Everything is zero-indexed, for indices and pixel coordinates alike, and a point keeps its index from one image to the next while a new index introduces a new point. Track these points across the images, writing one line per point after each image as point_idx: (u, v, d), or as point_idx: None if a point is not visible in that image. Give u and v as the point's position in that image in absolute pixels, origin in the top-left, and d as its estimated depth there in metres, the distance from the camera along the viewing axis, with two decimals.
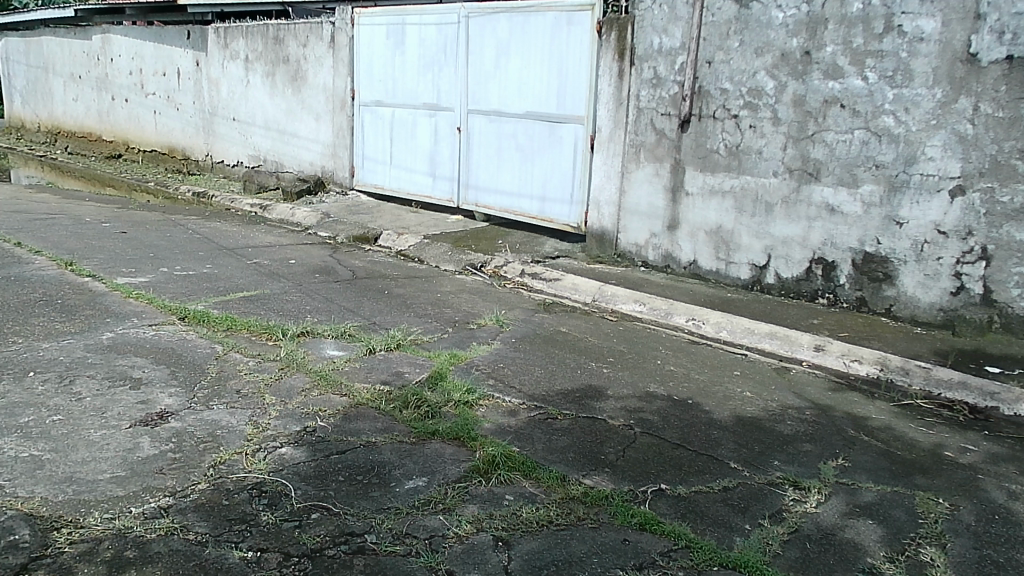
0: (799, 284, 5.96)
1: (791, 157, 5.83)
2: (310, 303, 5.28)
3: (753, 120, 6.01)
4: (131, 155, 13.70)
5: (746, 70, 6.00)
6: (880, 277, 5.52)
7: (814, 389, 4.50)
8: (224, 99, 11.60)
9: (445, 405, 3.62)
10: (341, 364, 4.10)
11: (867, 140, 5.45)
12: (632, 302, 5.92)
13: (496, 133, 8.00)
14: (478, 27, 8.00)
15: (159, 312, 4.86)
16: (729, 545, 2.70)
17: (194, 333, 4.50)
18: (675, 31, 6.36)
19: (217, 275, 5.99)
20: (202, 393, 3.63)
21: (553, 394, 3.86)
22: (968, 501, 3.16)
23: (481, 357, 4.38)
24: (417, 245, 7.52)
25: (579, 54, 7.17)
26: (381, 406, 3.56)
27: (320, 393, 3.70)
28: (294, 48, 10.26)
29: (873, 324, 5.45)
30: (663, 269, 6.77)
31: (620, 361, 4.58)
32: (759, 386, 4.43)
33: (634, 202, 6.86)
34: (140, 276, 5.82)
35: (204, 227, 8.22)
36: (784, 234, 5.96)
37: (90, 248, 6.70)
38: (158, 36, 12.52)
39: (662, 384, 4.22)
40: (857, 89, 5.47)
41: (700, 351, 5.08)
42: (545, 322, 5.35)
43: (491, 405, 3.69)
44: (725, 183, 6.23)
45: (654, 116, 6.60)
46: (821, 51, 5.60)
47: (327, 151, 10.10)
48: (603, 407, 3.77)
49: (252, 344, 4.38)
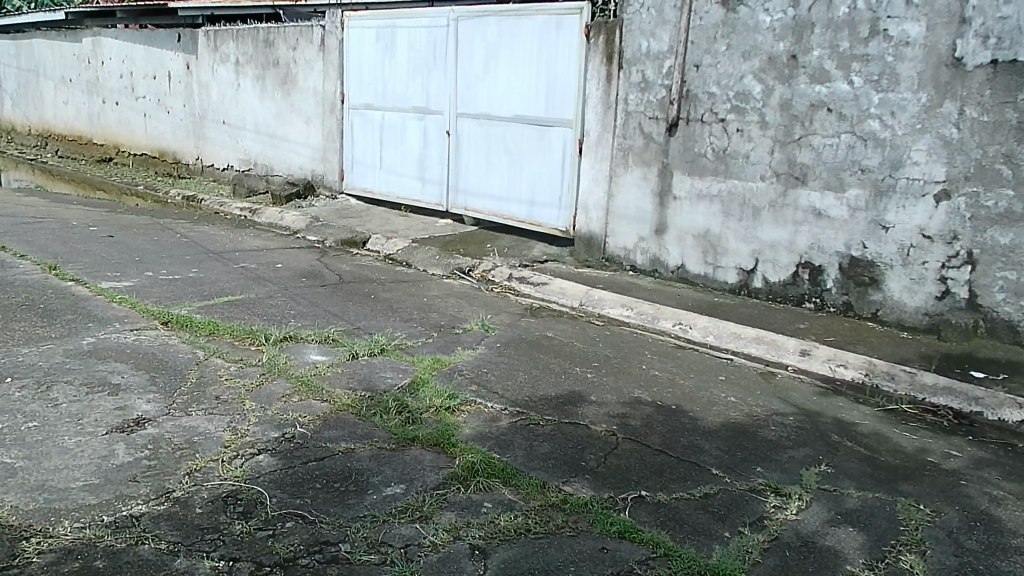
0: (786, 288, 5.96)
1: (778, 161, 5.83)
2: (295, 308, 5.25)
3: (739, 124, 6.01)
4: (121, 159, 13.66)
5: (733, 74, 6.01)
6: (866, 281, 5.53)
7: (799, 394, 4.50)
8: (215, 102, 11.56)
9: (427, 411, 3.60)
10: (323, 369, 4.08)
11: (854, 144, 5.45)
12: (619, 306, 5.91)
13: (485, 137, 7.99)
14: (467, 31, 8.00)
15: (142, 317, 4.84)
16: (708, 553, 2.68)
17: (177, 338, 4.47)
18: (663, 35, 6.37)
19: (202, 280, 5.96)
20: (181, 399, 3.60)
21: (536, 400, 3.84)
22: (951, 507, 3.16)
23: (465, 362, 4.36)
24: (405, 249, 7.50)
25: (568, 57, 7.17)
26: (361, 413, 3.53)
27: (301, 399, 3.68)
28: (284, 52, 10.24)
29: (859, 328, 5.46)
30: (651, 273, 6.77)
31: (604, 366, 4.57)
32: (745, 391, 4.43)
33: (623, 206, 6.86)
34: (125, 280, 5.79)
35: (192, 231, 8.19)
36: (771, 238, 5.96)
37: (76, 252, 6.68)
38: (149, 39, 12.50)
39: (647, 390, 4.20)
40: (843, 93, 5.47)
41: (686, 356, 5.07)
42: (530, 327, 5.33)
43: (473, 410, 3.67)
44: (712, 187, 6.23)
45: (642, 119, 6.60)
46: (808, 55, 5.60)
47: (317, 155, 10.07)
48: (586, 413, 3.75)
49: (235, 348, 4.35)
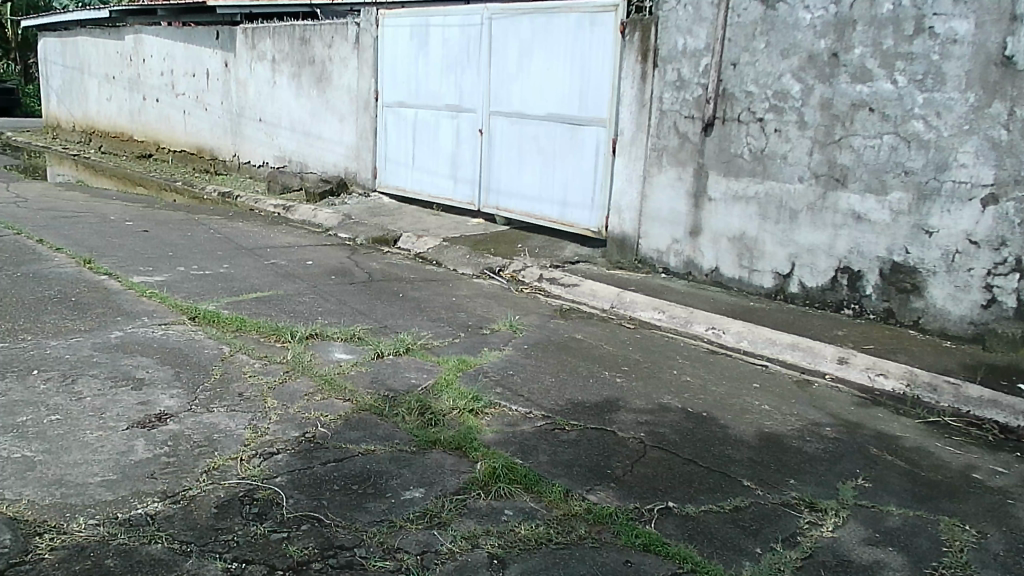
0: (824, 293, 5.81)
1: (818, 163, 5.69)
2: (322, 305, 5.23)
3: (778, 124, 5.87)
4: (161, 155, 13.85)
5: (772, 73, 5.87)
6: (908, 288, 5.37)
7: (836, 404, 4.36)
8: (251, 99, 11.66)
9: (450, 412, 3.53)
10: (347, 368, 4.04)
11: (896, 145, 5.29)
12: (651, 310, 5.80)
13: (518, 136, 7.93)
14: (501, 28, 7.94)
15: (170, 312, 4.85)
16: (737, 570, 2.57)
17: (203, 333, 4.47)
18: (700, 32, 6.25)
19: (232, 275, 5.97)
20: (204, 396, 3.58)
21: (562, 405, 3.74)
22: (997, 528, 3.00)
23: (491, 363, 4.29)
24: (435, 248, 7.45)
25: (602, 55, 7.07)
26: (384, 413, 3.48)
27: (324, 397, 3.64)
28: (320, 49, 10.28)
29: (900, 336, 5.30)
30: (685, 276, 6.65)
31: (634, 370, 4.47)
32: (780, 398, 4.31)
33: (656, 207, 6.75)
34: (156, 275, 5.82)
35: (226, 227, 8.24)
36: (809, 242, 5.82)
37: (110, 246, 6.75)
38: (188, 37, 12.67)
39: (677, 396, 4.09)
40: (886, 93, 5.30)
41: (719, 361, 4.95)
42: (559, 328, 5.25)
43: (497, 412, 3.58)
44: (749, 189, 6.10)
45: (677, 118, 6.48)
46: (850, 53, 5.44)
47: (351, 152, 10.09)
48: (614, 418, 3.65)
49: (260, 345, 4.34)
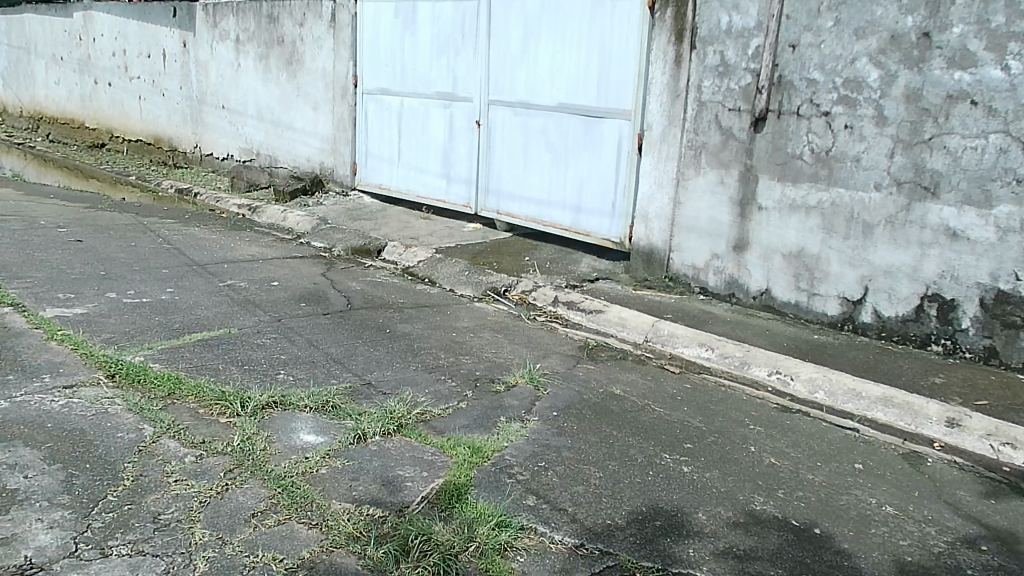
0: (905, 325, 4.71)
1: (900, 167, 4.58)
2: (287, 351, 4.06)
3: (850, 119, 4.76)
4: (115, 144, 12.50)
5: (843, 56, 4.75)
6: (1018, 323, 4.29)
7: (966, 496, 3.28)
8: (213, 84, 10.36)
9: (466, 551, 2.39)
10: (316, 462, 2.87)
11: (1007, 147, 4.19)
12: (697, 347, 4.68)
13: (523, 129, 6.77)
14: (502, 2, 6.76)
15: (82, 366, 3.65)
16: None
17: (120, 402, 3.28)
18: (749, 7, 5.12)
19: (176, 304, 4.78)
20: (101, 525, 2.43)
21: (623, 527, 2.63)
22: None
23: (514, 448, 3.13)
24: (426, 261, 6.29)
25: (625, 35, 5.91)
26: (370, 555, 2.35)
27: (280, 522, 2.50)
28: (289, 28, 9.03)
29: (1011, 385, 4.21)
30: (727, 298, 5.54)
31: (702, 450, 3.35)
32: (896, 492, 3.21)
33: (692, 216, 5.62)
34: (77, 305, 4.62)
35: (178, 234, 7.01)
36: (888, 263, 4.71)
37: (29, 263, 5.53)
38: (143, 14, 11.34)
39: (771, 498, 2.98)
40: (994, 82, 4.20)
41: (798, 426, 3.84)
42: (590, 379, 4.13)
43: (535, 548, 2.46)
44: (811, 196, 4.99)
45: (719, 110, 5.35)
46: (946, 33, 4.33)
47: (326, 146, 8.86)
48: (701, 552, 2.54)
49: (197, 421, 3.16)
